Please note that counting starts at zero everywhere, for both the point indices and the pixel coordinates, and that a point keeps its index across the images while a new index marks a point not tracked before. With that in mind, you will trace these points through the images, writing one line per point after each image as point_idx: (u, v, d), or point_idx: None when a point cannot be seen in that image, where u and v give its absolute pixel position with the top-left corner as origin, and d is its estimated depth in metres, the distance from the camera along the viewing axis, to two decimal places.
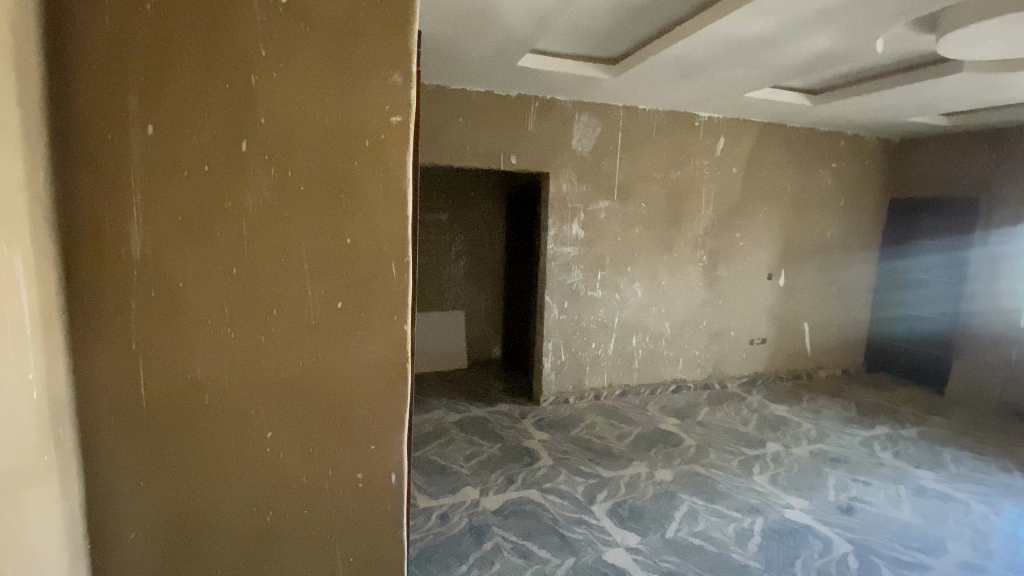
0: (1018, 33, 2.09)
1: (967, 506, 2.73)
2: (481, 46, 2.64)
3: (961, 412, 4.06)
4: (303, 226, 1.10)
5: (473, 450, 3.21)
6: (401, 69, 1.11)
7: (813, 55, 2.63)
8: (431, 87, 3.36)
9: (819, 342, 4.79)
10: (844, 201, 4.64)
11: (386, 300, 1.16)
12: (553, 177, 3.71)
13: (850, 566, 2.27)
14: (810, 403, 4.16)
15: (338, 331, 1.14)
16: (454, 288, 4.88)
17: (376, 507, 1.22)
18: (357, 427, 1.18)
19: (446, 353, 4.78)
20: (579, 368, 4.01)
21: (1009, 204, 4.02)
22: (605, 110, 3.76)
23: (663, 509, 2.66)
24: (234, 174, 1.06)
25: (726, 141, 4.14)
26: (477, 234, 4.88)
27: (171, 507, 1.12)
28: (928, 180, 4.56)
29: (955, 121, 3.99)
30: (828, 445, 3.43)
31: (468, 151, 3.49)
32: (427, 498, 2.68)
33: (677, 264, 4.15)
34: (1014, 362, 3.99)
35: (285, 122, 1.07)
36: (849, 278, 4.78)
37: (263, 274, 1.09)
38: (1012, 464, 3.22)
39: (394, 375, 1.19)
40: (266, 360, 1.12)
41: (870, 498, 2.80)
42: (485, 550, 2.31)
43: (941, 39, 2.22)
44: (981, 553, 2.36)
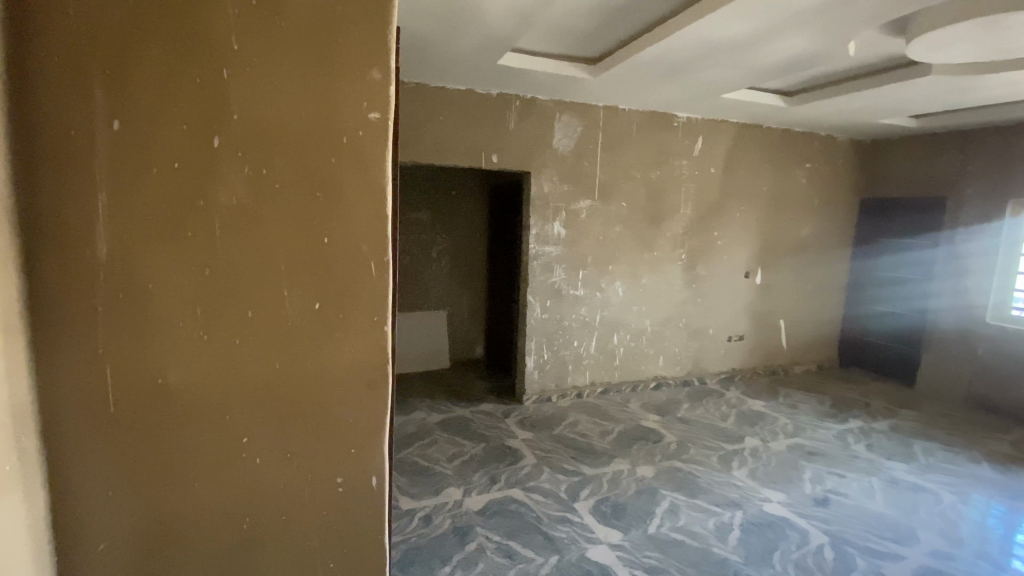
0: (983, 37, 2.16)
1: (937, 496, 2.82)
2: (462, 43, 2.62)
3: (930, 405, 4.19)
4: (280, 226, 1.07)
5: (456, 450, 3.19)
6: (380, 65, 1.08)
7: (788, 58, 2.68)
8: (411, 84, 3.32)
9: (795, 338, 4.90)
10: (818, 201, 4.75)
11: (366, 301, 1.14)
12: (535, 176, 3.71)
13: (826, 557, 2.32)
14: (786, 398, 4.24)
15: (316, 333, 1.12)
16: (436, 288, 4.84)
17: (358, 512, 1.20)
18: (337, 431, 1.16)
19: (428, 353, 4.74)
20: (562, 367, 4.02)
21: (975, 204, 4.16)
22: (586, 110, 3.77)
23: (645, 505, 2.68)
24: (206, 171, 1.02)
25: (704, 140, 4.19)
26: (459, 233, 4.85)
27: (142, 515, 1.07)
28: (898, 181, 4.70)
29: (923, 123, 4.11)
30: (804, 439, 3.50)
31: (449, 149, 3.46)
32: (410, 500, 2.65)
33: (658, 263, 4.20)
34: (980, 356, 4.13)
35: (258, 118, 1.04)
36: (823, 276, 4.89)
37: (239, 274, 1.06)
38: (978, 455, 3.33)
39: (374, 377, 1.17)
40: (242, 364, 1.09)
41: (844, 490, 2.87)
42: (469, 550, 2.30)
43: (911, 42, 2.28)
44: (951, 542, 2.44)
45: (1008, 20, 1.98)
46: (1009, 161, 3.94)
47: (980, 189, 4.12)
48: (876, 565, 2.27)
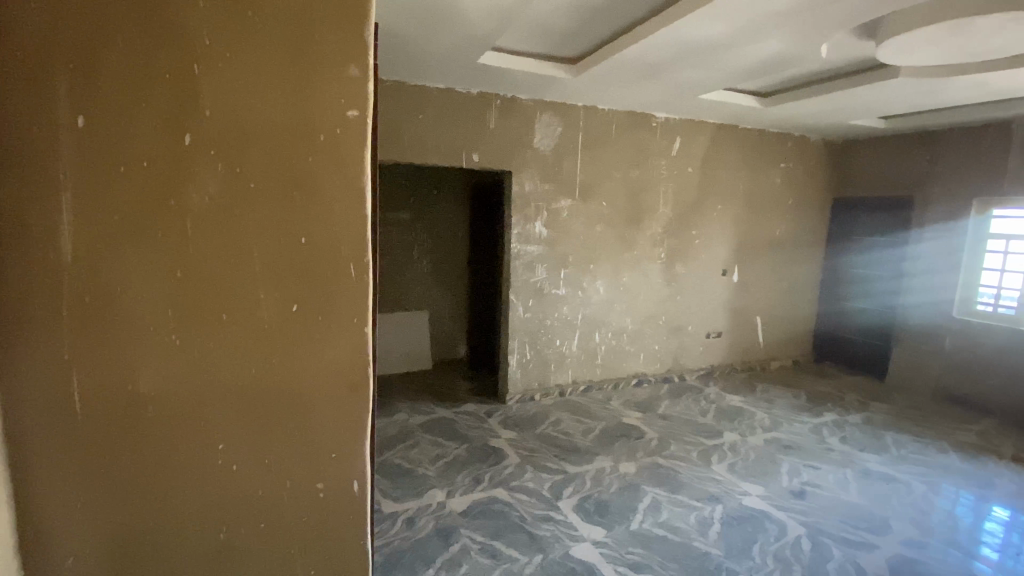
0: (949, 40, 2.23)
1: (908, 486, 2.91)
2: (441, 41, 2.60)
3: (900, 398, 4.32)
4: (255, 227, 1.04)
5: (439, 452, 3.16)
6: (358, 62, 1.06)
7: (764, 60, 2.73)
8: (390, 82, 3.28)
9: (771, 334, 5.00)
10: (792, 200, 4.85)
11: (345, 302, 1.11)
12: (516, 175, 3.70)
13: (803, 548, 2.37)
14: (763, 393, 4.33)
15: (294, 336, 1.09)
16: (417, 288, 4.80)
17: (339, 520, 1.17)
18: (315, 436, 1.13)
19: (410, 354, 4.70)
20: (544, 366, 4.02)
21: (941, 203, 4.30)
22: (565, 109, 3.78)
23: (628, 502, 2.70)
24: (177, 170, 0.99)
25: (683, 140, 4.25)
26: (440, 232, 4.81)
27: (114, 528, 1.03)
28: (868, 181, 4.83)
29: (892, 124, 4.23)
30: (782, 433, 3.57)
31: (429, 148, 3.43)
32: (393, 503, 2.62)
33: (638, 261, 4.23)
34: (947, 349, 4.27)
35: (232, 116, 1.00)
36: (797, 274, 5.01)
37: (212, 277, 1.03)
38: (947, 445, 3.44)
39: (355, 380, 1.15)
40: (218, 369, 1.05)
41: (820, 482, 2.94)
42: (453, 552, 2.28)
43: (881, 45, 2.34)
44: (922, 531, 2.51)
45: (974, 23, 2.04)
46: (973, 162, 4.09)
47: (946, 188, 4.26)
48: (852, 555, 2.32)
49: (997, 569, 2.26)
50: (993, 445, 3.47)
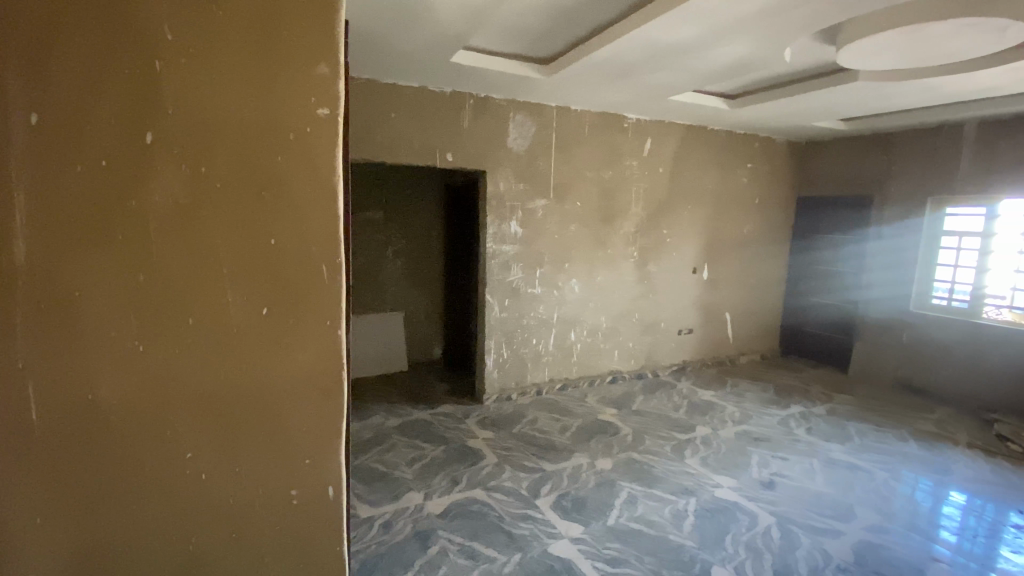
0: (905, 46, 2.33)
1: (871, 473, 3.04)
2: (413, 39, 2.57)
3: (862, 389, 4.50)
4: (222, 228, 1.00)
5: (416, 454, 3.13)
6: (328, 59, 1.04)
7: (732, 62, 2.80)
8: (361, 80, 3.22)
9: (740, 330, 5.14)
10: (759, 200, 5.00)
11: (318, 305, 1.09)
12: (491, 175, 3.69)
13: (773, 536, 2.44)
14: (733, 387, 4.44)
15: (263, 340, 1.06)
16: (392, 289, 4.74)
17: (314, 526, 1.15)
18: (289, 442, 1.10)
19: (385, 356, 4.64)
20: (521, 365, 4.03)
21: (898, 202, 4.49)
22: (539, 109, 3.79)
23: (604, 497, 2.73)
24: (139, 169, 0.94)
25: (653, 141, 4.32)
26: (414, 232, 4.76)
27: (75, 543, 0.98)
28: (829, 180, 5.01)
29: (851, 126, 4.39)
30: (751, 425, 3.67)
31: (402, 148, 3.39)
32: (369, 507, 2.58)
33: (612, 260, 4.28)
34: (905, 341, 4.47)
35: (195, 114, 0.97)
36: (763, 271, 5.17)
37: (176, 281, 0.99)
38: (906, 433, 3.60)
39: (329, 384, 1.12)
40: (185, 375, 1.02)
41: (788, 472, 3.03)
42: (431, 554, 2.26)
43: (842, 50, 2.43)
44: (885, 516, 2.62)
45: (928, 29, 2.14)
46: (927, 163, 4.29)
47: (901, 188, 4.46)
48: (819, 542, 2.40)
49: (955, 550, 2.37)
50: (948, 432, 3.64)
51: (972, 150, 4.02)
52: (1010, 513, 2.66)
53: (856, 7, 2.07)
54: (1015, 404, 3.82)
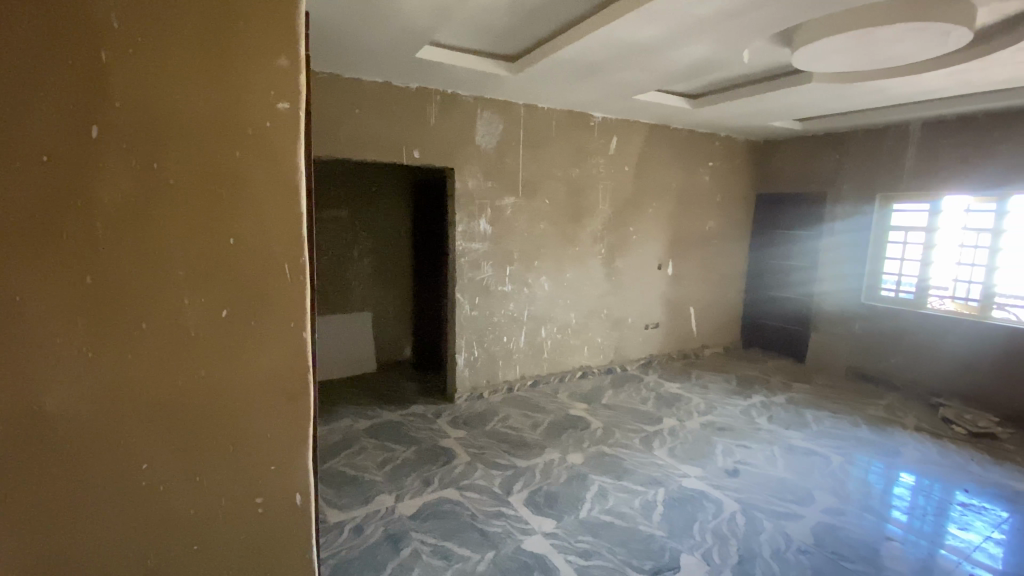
0: (854, 49, 2.43)
1: (827, 458, 3.18)
2: (377, 34, 2.51)
3: (818, 378, 4.71)
4: (175, 228, 0.95)
5: (386, 456, 3.08)
6: (288, 52, 1.00)
7: (693, 63, 2.86)
8: (323, 74, 3.13)
9: (703, 324, 5.30)
10: (720, 197, 5.15)
11: (281, 306, 1.05)
12: (459, 173, 3.66)
13: (738, 522, 2.52)
14: (698, 379, 4.57)
15: (224, 344, 1.01)
16: (359, 289, 4.64)
17: (280, 534, 1.10)
18: (251, 448, 1.06)
19: (353, 357, 4.55)
20: (492, 362, 4.02)
21: (849, 198, 4.71)
22: (506, 107, 3.78)
23: (576, 491, 2.76)
24: (83, 165, 0.88)
25: (619, 139, 4.38)
26: (381, 230, 4.68)
27: (17, 568, 0.91)
28: (786, 178, 5.20)
29: (806, 126, 4.57)
30: (716, 416, 3.79)
31: (367, 144, 3.32)
32: (339, 512, 2.53)
33: (580, 257, 4.32)
34: (857, 332, 4.70)
35: (146, 107, 0.91)
36: (725, 265, 5.33)
37: (127, 283, 0.93)
38: (859, 419, 3.78)
39: (293, 388, 1.09)
40: (140, 383, 0.96)
41: (751, 460, 3.14)
42: (403, 557, 2.23)
43: (797, 52, 2.53)
44: (841, 499, 2.75)
45: (875, 34, 2.24)
46: (875, 162, 4.50)
47: (852, 185, 4.67)
48: (781, 526, 2.50)
49: (906, 529, 2.50)
50: (898, 417, 3.85)
51: (917, 149, 4.24)
52: (955, 492, 2.83)
53: (810, 10, 2.14)
54: (957, 388, 4.07)
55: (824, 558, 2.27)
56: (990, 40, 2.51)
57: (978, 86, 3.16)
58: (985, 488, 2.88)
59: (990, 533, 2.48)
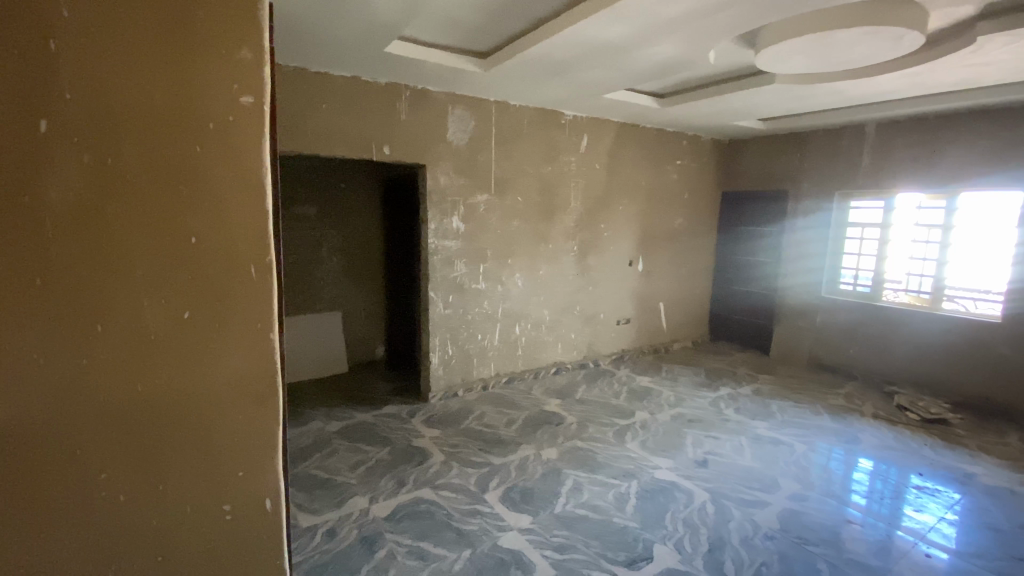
0: (814, 51, 2.52)
1: (791, 446, 3.30)
2: (344, 27, 2.46)
3: (782, 369, 4.88)
4: (133, 226, 0.90)
5: (359, 458, 3.03)
6: (251, 44, 0.96)
7: (661, 63, 2.91)
8: (287, 68, 3.04)
9: (673, 318, 5.41)
10: (687, 195, 5.26)
11: (247, 305, 1.01)
12: (430, 169, 3.62)
13: (708, 511, 2.59)
14: (668, 372, 4.67)
15: (186, 345, 0.97)
16: (329, 288, 4.55)
17: (251, 543, 1.06)
18: (217, 453, 1.01)
19: (323, 358, 4.45)
20: (466, 360, 4.00)
21: (810, 196, 4.88)
22: (477, 104, 3.75)
23: (551, 486, 2.78)
24: (28, 157, 0.82)
25: (590, 137, 4.41)
26: (351, 227, 4.59)
27: None
28: (750, 177, 5.34)
29: (769, 125, 4.70)
30: (685, 408, 3.88)
31: (335, 140, 3.25)
32: (311, 516, 2.48)
33: (553, 254, 4.35)
34: (818, 324, 4.88)
35: (99, 100, 0.87)
36: (693, 261, 5.46)
37: (79, 284, 0.87)
38: (821, 408, 3.94)
39: (262, 391, 1.05)
40: (95, 391, 0.90)
41: (719, 450, 3.22)
42: (378, 559, 2.20)
43: (760, 54, 2.60)
44: (804, 485, 2.86)
45: (833, 37, 2.33)
46: (834, 161, 4.68)
47: (813, 183, 4.84)
48: (748, 513, 2.58)
49: (865, 512, 2.62)
50: (856, 405, 4.03)
51: (872, 148, 4.42)
52: (909, 475, 2.98)
53: (772, 12, 2.21)
54: (910, 377, 4.28)
55: (789, 543, 2.35)
56: (940, 45, 2.64)
57: (928, 88, 3.32)
58: (937, 470, 3.04)
59: (943, 514, 2.62)
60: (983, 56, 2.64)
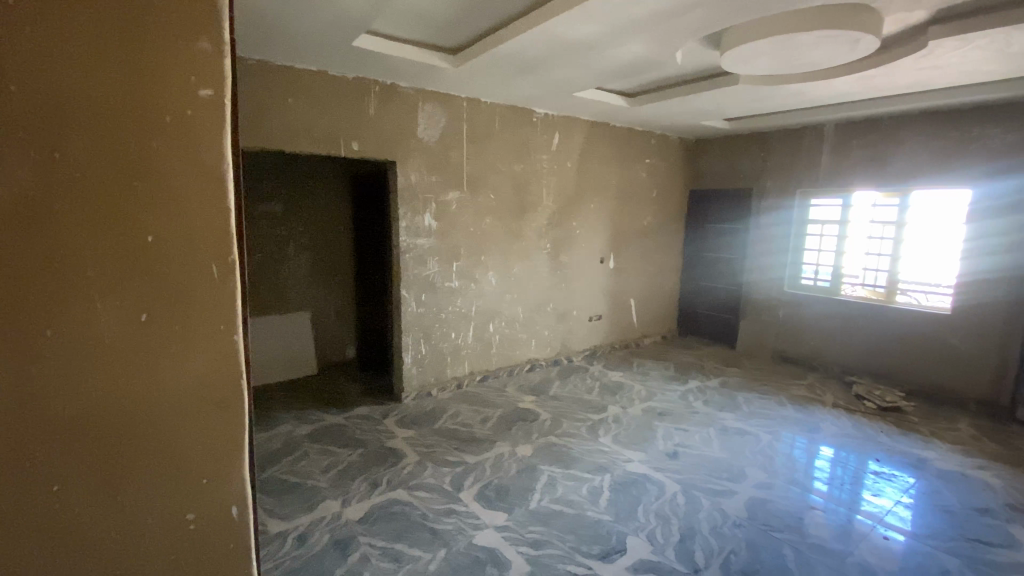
0: (777, 53, 2.59)
1: (757, 436, 3.40)
2: (309, 20, 2.39)
3: (748, 362, 5.04)
4: (81, 225, 0.82)
5: (331, 460, 2.97)
6: (211, 34, 0.89)
7: (631, 62, 2.94)
8: (250, 61, 2.94)
9: (643, 314, 5.51)
10: (656, 193, 5.35)
11: (210, 307, 0.94)
12: (401, 166, 3.57)
13: (679, 502, 2.65)
14: (639, 367, 4.76)
15: (145, 352, 0.89)
16: (296, 287, 4.43)
17: (216, 552, 0.98)
18: (181, 464, 0.94)
19: (291, 360, 4.33)
20: (440, 359, 3.97)
21: (773, 194, 5.04)
22: (448, 100, 3.72)
23: (526, 483, 2.79)
24: None
25: (561, 135, 4.43)
26: (319, 225, 4.49)
27: None
28: (716, 176, 5.48)
29: (734, 125, 4.83)
30: (656, 401, 3.95)
31: (302, 135, 3.16)
32: (281, 521, 2.41)
33: (526, 252, 4.36)
34: (781, 318, 5.06)
35: (36, 90, 0.77)
36: (662, 258, 5.57)
37: (19, 293, 0.78)
38: (785, 399, 4.09)
39: (226, 396, 0.97)
40: (42, 407, 0.81)
41: (689, 442, 3.30)
42: (351, 563, 2.16)
43: (726, 55, 2.66)
44: (769, 473, 2.95)
45: (795, 39, 2.40)
46: (795, 160, 4.84)
47: (776, 182, 5.00)
48: (717, 503, 2.65)
49: (826, 498, 2.73)
50: (818, 395, 4.19)
51: (831, 148, 4.59)
52: (868, 461, 3.12)
53: (737, 14, 2.26)
54: (867, 367, 4.48)
55: (756, 531, 2.43)
56: (894, 49, 2.75)
57: (883, 90, 3.47)
58: (893, 456, 3.20)
59: (899, 497, 2.75)
60: (933, 60, 2.77)
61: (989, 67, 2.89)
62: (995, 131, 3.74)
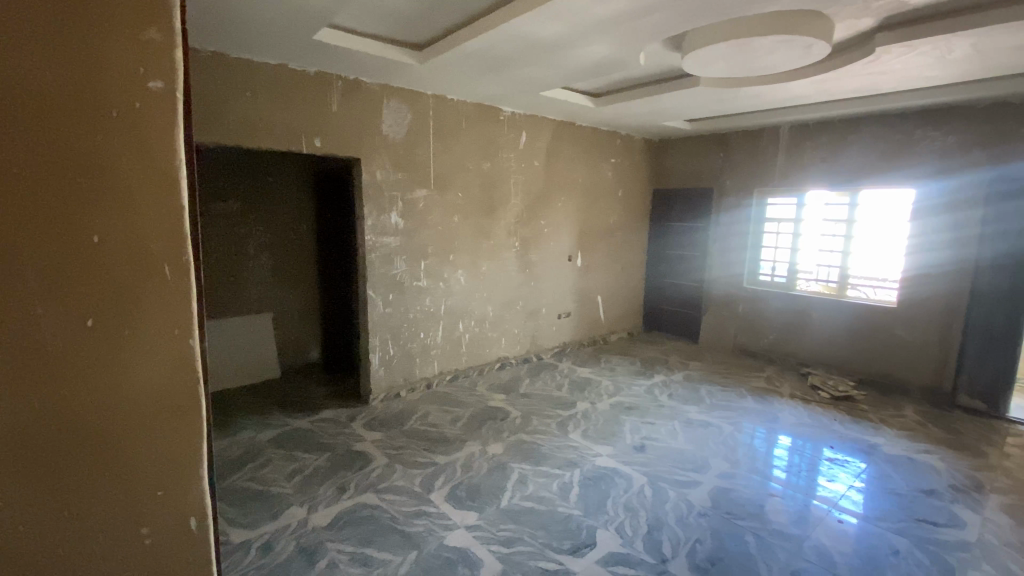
0: (735, 56, 2.67)
1: (720, 428, 3.52)
2: (266, 11, 2.30)
3: (710, 355, 5.20)
4: (20, 225, 0.76)
5: (296, 466, 2.88)
6: (159, 24, 0.84)
7: (596, 62, 2.96)
8: (203, 52, 2.81)
9: (610, 311, 5.60)
10: (621, 192, 5.44)
11: (164, 310, 0.88)
12: (365, 164, 3.49)
13: (646, 494, 2.70)
14: (606, 363, 4.83)
15: (94, 358, 0.83)
16: (256, 288, 4.28)
17: (174, 568, 0.93)
18: (135, 476, 0.88)
19: (252, 363, 4.18)
20: (408, 360, 3.92)
21: (732, 193, 5.20)
22: (413, 97, 3.66)
23: (497, 481, 2.78)
24: None
25: (528, 134, 4.44)
26: (280, 224, 4.35)
27: None
28: (678, 176, 5.62)
29: (699, 124, 4.88)
30: (623, 396, 4.02)
31: (260, 130, 3.05)
32: (243, 531, 2.33)
33: (494, 251, 4.35)
34: (741, 313, 5.24)
35: None
36: (627, 256, 5.67)
37: None
38: (745, 391, 4.23)
39: (182, 403, 0.92)
40: None
41: (655, 435, 3.38)
42: (319, 570, 2.11)
43: (687, 57, 2.72)
44: (731, 463, 3.05)
45: (752, 43, 2.48)
46: (753, 161, 5.01)
47: (735, 181, 5.16)
48: (683, 493, 2.72)
49: (785, 485, 2.84)
50: (776, 386, 4.37)
51: (786, 149, 4.77)
52: (823, 449, 3.27)
53: (698, 16, 2.31)
54: (821, 358, 4.69)
55: (719, 519, 2.51)
56: (843, 55, 2.88)
57: (834, 94, 3.63)
58: (845, 442, 3.37)
59: (852, 482, 2.90)
60: (879, 65, 2.92)
61: (930, 73, 3.07)
62: (934, 134, 3.98)
